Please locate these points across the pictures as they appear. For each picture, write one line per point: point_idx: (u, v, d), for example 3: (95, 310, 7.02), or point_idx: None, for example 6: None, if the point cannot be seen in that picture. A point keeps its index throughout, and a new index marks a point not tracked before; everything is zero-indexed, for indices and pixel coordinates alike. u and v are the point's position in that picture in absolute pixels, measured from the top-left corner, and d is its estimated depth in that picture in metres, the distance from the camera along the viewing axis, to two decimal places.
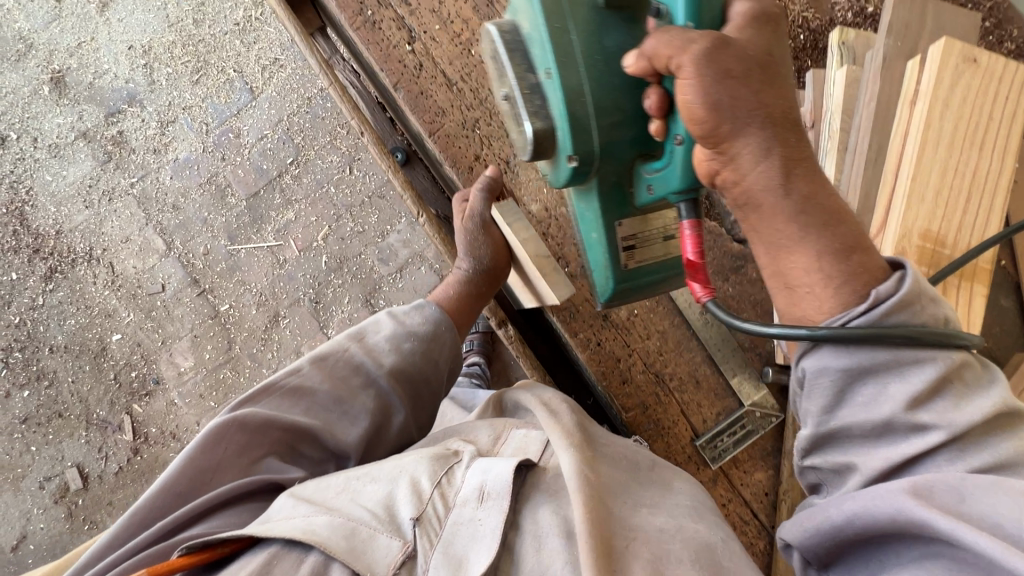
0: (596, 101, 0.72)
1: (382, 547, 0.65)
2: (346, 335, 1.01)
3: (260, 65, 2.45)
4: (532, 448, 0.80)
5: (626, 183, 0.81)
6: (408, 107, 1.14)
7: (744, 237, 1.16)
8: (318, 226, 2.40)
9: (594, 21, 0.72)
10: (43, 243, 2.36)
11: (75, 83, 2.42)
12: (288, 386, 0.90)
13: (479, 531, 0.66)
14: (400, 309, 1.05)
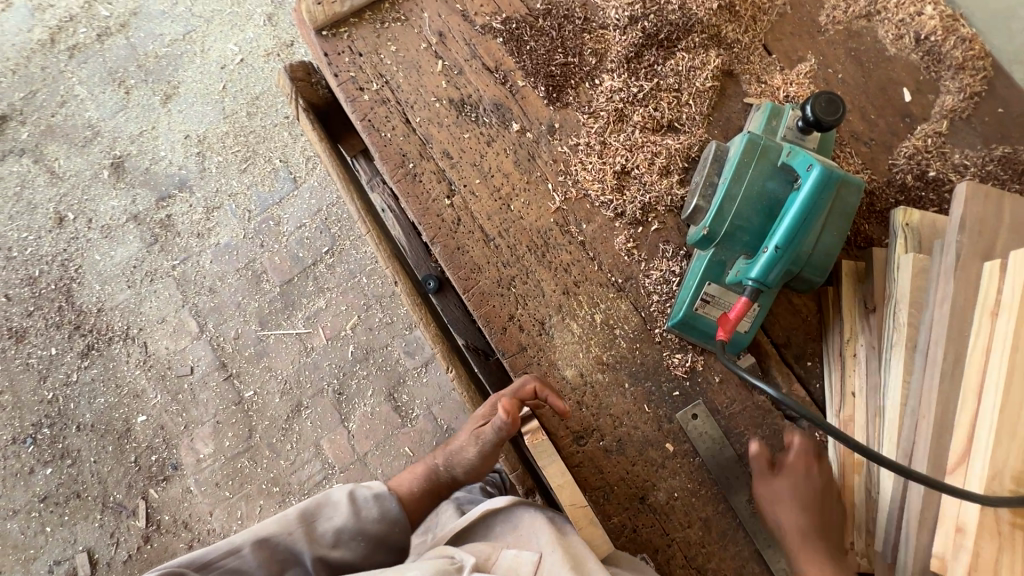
0: (742, 205, 0.97)
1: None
2: (295, 509, 0.95)
3: (305, 156, 2.54)
4: (524, 569, 0.81)
5: (727, 264, 1.01)
6: (444, 261, 1.12)
7: (797, 414, 1.07)
8: (348, 315, 2.40)
9: (770, 168, 0.98)
10: (84, 320, 2.42)
11: (132, 168, 2.55)
12: (223, 568, 0.84)
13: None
14: (361, 492, 1.01)
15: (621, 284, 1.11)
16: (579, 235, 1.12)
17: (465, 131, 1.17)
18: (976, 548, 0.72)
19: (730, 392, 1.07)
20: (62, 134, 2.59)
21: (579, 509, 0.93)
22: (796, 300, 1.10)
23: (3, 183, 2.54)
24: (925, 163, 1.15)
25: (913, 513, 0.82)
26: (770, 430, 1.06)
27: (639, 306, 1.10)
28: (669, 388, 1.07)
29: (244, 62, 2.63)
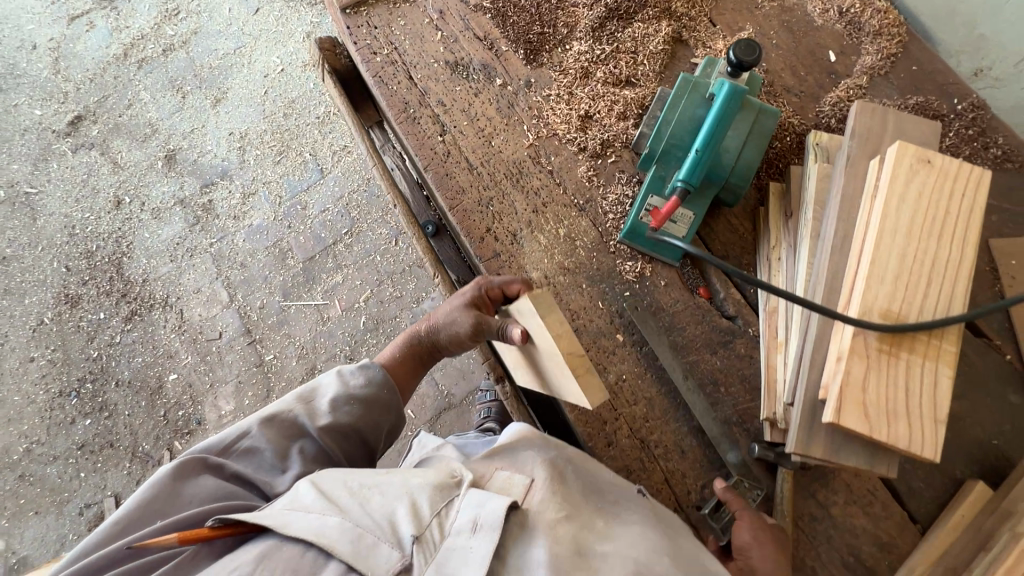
0: (677, 127, 1.18)
1: (382, 554, 0.84)
2: (294, 396, 1.13)
3: (332, 150, 2.86)
4: (516, 489, 0.95)
5: (666, 177, 1.20)
6: (435, 184, 1.35)
7: (733, 314, 1.22)
8: (362, 289, 2.62)
9: (699, 99, 1.19)
10: (131, 289, 2.71)
11: (183, 160, 2.91)
12: (242, 447, 1.03)
13: (469, 557, 0.83)
14: (347, 369, 1.19)
15: (582, 205, 1.31)
16: (548, 166, 1.34)
17: (457, 85, 1.42)
18: (847, 368, 0.86)
19: (674, 294, 1.24)
20: (126, 131, 2.98)
21: (577, 359, 0.99)
22: (733, 219, 1.27)
23: (74, 171, 2.93)
24: (848, 109, 1.33)
25: (807, 359, 0.95)
26: (708, 326, 1.21)
27: (597, 223, 1.30)
28: (621, 289, 1.25)
29: (285, 71, 3.01)
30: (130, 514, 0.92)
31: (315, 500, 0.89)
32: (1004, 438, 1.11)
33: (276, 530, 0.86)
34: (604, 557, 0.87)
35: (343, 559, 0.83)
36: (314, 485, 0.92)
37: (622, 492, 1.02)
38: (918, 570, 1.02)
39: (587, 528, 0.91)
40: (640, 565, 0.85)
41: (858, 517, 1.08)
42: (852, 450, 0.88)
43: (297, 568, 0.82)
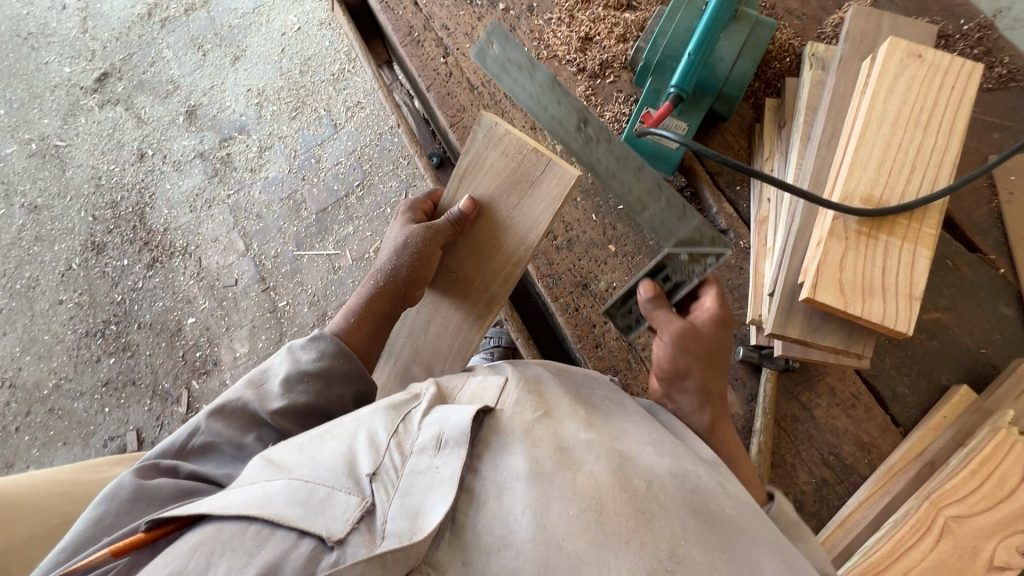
0: (672, 38, 1.21)
1: (339, 504, 0.65)
2: (245, 379, 0.94)
3: (345, 107, 2.79)
4: (488, 393, 0.83)
5: (660, 89, 1.22)
6: (437, 103, 1.39)
7: (725, 227, 1.24)
8: (373, 240, 2.61)
9: (695, 11, 1.21)
10: (153, 237, 2.76)
11: (203, 116, 2.91)
12: (196, 444, 0.86)
13: (437, 480, 0.68)
14: (298, 343, 0.97)
15: None
16: None
17: (461, 10, 1.45)
18: (826, 249, 0.88)
19: None
20: (148, 87, 2.98)
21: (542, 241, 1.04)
22: (729, 136, 1.28)
23: (99, 126, 2.94)
24: None
25: (788, 251, 0.98)
26: None
27: None
28: (614, 203, 1.27)
29: (302, 30, 2.95)
30: (78, 534, 0.74)
31: (260, 470, 0.70)
32: (992, 346, 1.12)
33: (213, 515, 0.64)
34: (588, 448, 0.73)
35: (293, 526, 0.61)
36: (262, 459, 0.73)
37: (602, 385, 0.94)
38: (896, 467, 1.04)
39: (564, 421, 0.78)
40: (623, 452, 0.74)
41: (840, 418, 1.11)
42: (826, 331, 0.91)
43: (239, 547, 0.59)
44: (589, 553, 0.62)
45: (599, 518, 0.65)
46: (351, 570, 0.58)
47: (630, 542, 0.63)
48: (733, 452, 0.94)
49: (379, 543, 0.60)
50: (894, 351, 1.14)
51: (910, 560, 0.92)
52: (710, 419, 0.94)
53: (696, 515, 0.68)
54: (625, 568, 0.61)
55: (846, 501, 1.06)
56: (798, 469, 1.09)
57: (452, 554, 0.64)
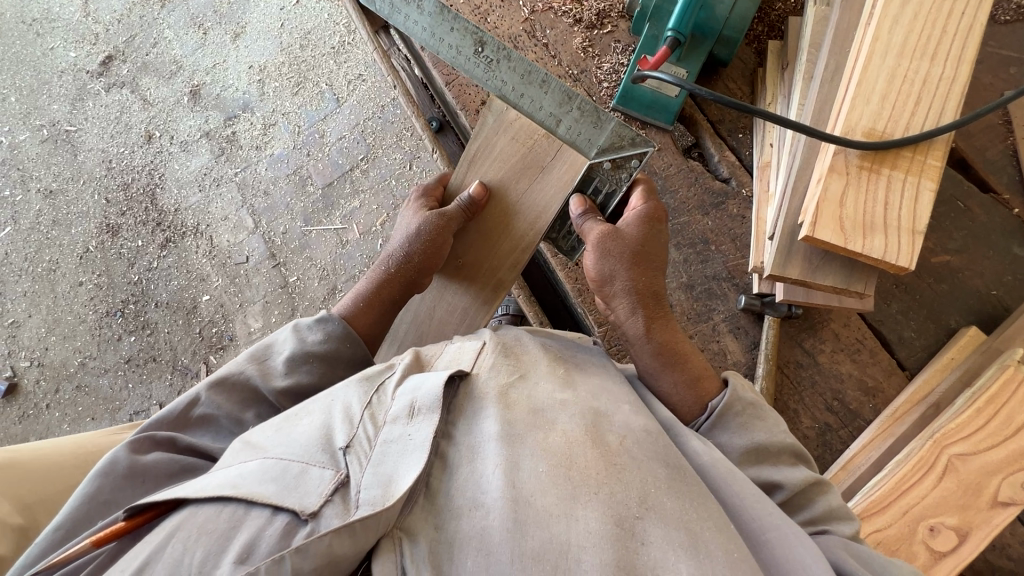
0: None
1: (313, 480, 0.66)
2: (247, 354, 0.95)
3: (347, 79, 2.60)
4: (465, 358, 0.85)
5: (658, 35, 1.19)
6: (432, 63, 1.37)
7: (728, 176, 1.22)
8: (378, 213, 2.45)
9: None
10: (165, 217, 2.62)
11: (207, 95, 2.72)
12: (197, 417, 0.89)
13: (409, 447, 0.69)
14: (305, 322, 0.98)
15: (575, 74, 1.32)
16: (543, 39, 1.33)
17: None
18: (826, 186, 0.86)
19: (668, 157, 1.24)
20: (153, 69, 2.78)
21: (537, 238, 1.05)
22: (731, 83, 1.26)
23: (107, 110, 2.77)
24: None
25: (790, 189, 0.96)
26: (701, 187, 1.21)
27: (592, 93, 1.31)
28: None
29: (302, 4, 2.72)
30: (73, 508, 0.75)
31: (240, 454, 0.72)
32: (1004, 288, 1.10)
33: (190, 499, 0.65)
34: (561, 408, 0.75)
35: (268, 503, 0.63)
36: (238, 446, 0.75)
37: (584, 348, 0.97)
38: (901, 410, 1.04)
39: (538, 382, 0.81)
40: (599, 413, 0.76)
41: (844, 364, 1.10)
42: (826, 272, 0.90)
43: (214, 529, 0.61)
44: (560, 504, 0.63)
45: (570, 473, 0.66)
46: (320, 541, 0.59)
47: (600, 494, 0.64)
48: (683, 348, 0.91)
49: (353, 512, 0.62)
50: (901, 296, 1.12)
51: (912, 498, 0.92)
52: (648, 317, 0.93)
53: (667, 471, 0.69)
54: (594, 518, 0.62)
55: (849, 445, 1.06)
56: (802, 415, 1.09)
57: (426, 520, 0.65)
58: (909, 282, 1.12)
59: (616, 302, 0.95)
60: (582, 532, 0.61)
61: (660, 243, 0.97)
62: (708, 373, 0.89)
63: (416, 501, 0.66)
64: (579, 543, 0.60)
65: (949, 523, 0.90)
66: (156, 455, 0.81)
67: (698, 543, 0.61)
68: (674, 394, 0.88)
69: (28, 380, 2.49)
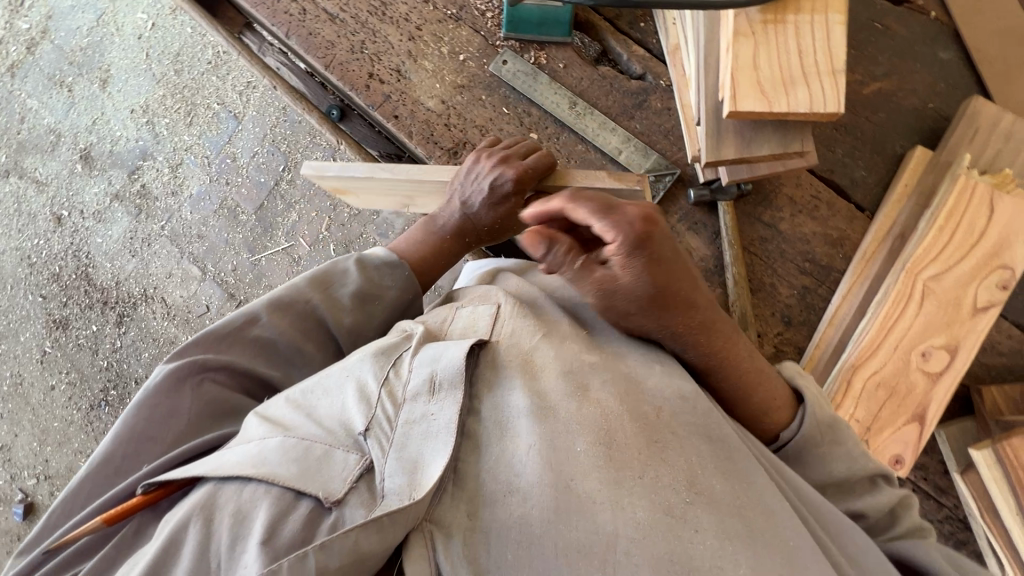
0: None
1: (337, 463, 0.62)
2: (306, 278, 0.88)
3: (238, 91, 2.39)
4: (481, 324, 0.74)
5: None
6: (304, 49, 1.25)
7: (642, 72, 1.16)
8: (320, 219, 2.26)
9: None
10: (108, 294, 2.47)
11: (99, 155, 2.52)
12: (256, 337, 0.82)
13: (433, 430, 0.63)
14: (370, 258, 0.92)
15: (454, 14, 1.21)
16: None
17: None
18: (736, 53, 0.81)
19: (576, 73, 1.17)
20: (33, 146, 2.57)
21: None
22: None
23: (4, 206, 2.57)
24: None
25: (704, 64, 0.90)
26: (619, 92, 1.15)
27: (477, 27, 1.20)
28: (522, 88, 1.17)
29: (158, 26, 2.47)
30: (124, 441, 0.74)
31: (259, 428, 0.67)
32: (938, 98, 1.08)
33: (209, 476, 0.62)
34: (593, 374, 0.66)
35: (288, 486, 0.59)
36: (258, 414, 0.70)
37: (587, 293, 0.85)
38: (870, 250, 1.03)
39: (562, 342, 0.71)
40: (632, 378, 0.67)
41: (806, 224, 1.08)
42: (760, 141, 0.87)
43: (232, 511, 0.59)
44: (604, 499, 0.57)
45: (611, 452, 0.60)
46: (344, 539, 0.55)
47: (651, 468, 0.59)
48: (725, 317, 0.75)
49: (379, 503, 0.58)
50: (844, 139, 1.09)
51: (898, 331, 0.93)
52: (664, 308, 0.68)
53: (710, 448, 0.62)
54: (641, 508, 0.56)
55: (831, 299, 1.06)
56: (779, 286, 1.08)
57: (456, 509, 0.59)
58: (847, 122, 1.09)
59: (622, 308, 0.68)
60: (630, 520, 0.56)
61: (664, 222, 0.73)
62: (779, 406, 0.73)
63: (444, 489, 0.60)
64: (627, 535, 0.55)
65: (938, 344, 0.92)
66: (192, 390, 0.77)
67: (751, 534, 0.56)
68: (752, 392, 0.72)
69: (41, 496, 2.43)
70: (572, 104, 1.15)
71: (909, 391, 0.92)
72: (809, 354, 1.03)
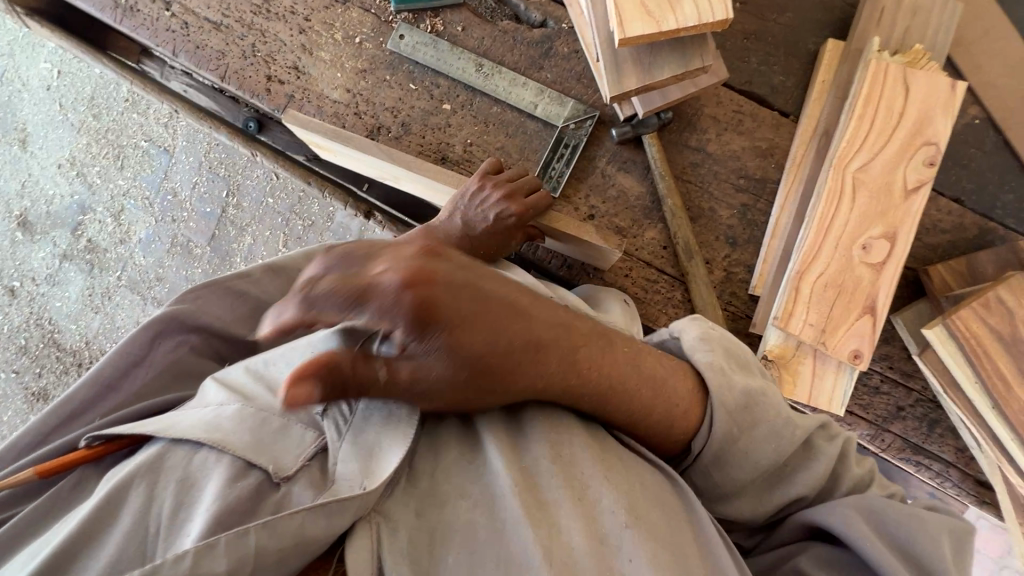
0: None
1: (294, 439, 0.67)
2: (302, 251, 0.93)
3: (162, 123, 2.28)
4: None
5: None
6: (195, 65, 1.19)
7: (544, 18, 1.12)
8: (275, 237, 2.18)
9: None
10: (81, 356, 2.41)
11: (36, 218, 2.43)
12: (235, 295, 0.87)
13: (393, 418, 0.68)
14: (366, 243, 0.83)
15: None
16: None
17: None
18: None
19: (477, 33, 1.12)
20: None
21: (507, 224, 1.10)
22: None
23: None
24: None
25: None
26: (524, 44, 1.11)
27: (367, 5, 1.15)
28: (423, 60, 1.12)
29: (63, 73, 2.35)
30: (84, 387, 0.79)
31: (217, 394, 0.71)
32: None
33: (160, 435, 0.65)
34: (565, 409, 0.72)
35: (240, 456, 0.62)
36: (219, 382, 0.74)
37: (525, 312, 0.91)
38: (799, 154, 1.02)
39: None
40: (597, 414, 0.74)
41: (734, 140, 1.06)
42: (661, 65, 0.84)
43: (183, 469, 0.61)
44: (540, 521, 0.60)
45: (569, 478, 0.64)
46: (290, 520, 0.57)
47: (594, 486, 0.64)
48: (587, 335, 0.72)
49: (329, 485, 0.62)
50: (756, 46, 1.06)
51: (836, 228, 0.92)
52: (512, 377, 0.67)
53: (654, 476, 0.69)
54: (578, 525, 0.61)
55: (771, 211, 1.04)
56: (719, 209, 1.06)
57: (406, 507, 0.63)
58: (758, 28, 1.06)
59: (450, 395, 0.66)
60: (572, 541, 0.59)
61: (449, 261, 0.67)
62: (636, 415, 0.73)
63: None
64: (562, 549, 0.59)
65: (876, 234, 0.91)
66: (168, 345, 0.83)
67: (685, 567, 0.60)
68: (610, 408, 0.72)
69: None
70: (479, 66, 1.11)
71: (856, 285, 0.91)
72: (759, 271, 1.03)
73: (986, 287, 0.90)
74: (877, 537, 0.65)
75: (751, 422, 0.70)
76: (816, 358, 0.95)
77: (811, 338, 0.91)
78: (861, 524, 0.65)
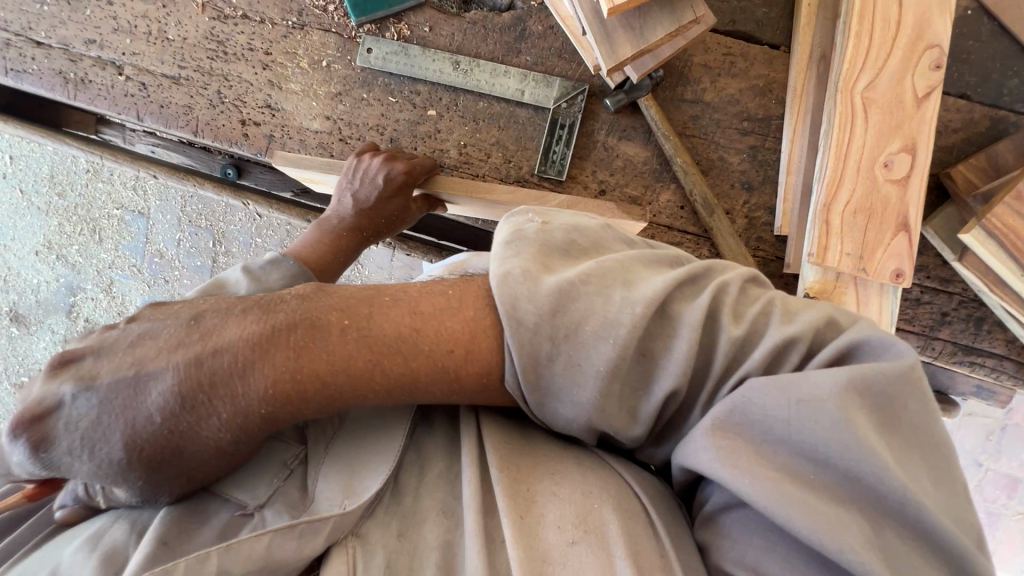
0: None
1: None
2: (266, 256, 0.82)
3: (131, 186, 2.16)
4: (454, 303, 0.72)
5: None
6: (162, 124, 1.14)
7: (510, 1, 1.07)
8: None
9: None
10: None
11: (28, 308, 2.36)
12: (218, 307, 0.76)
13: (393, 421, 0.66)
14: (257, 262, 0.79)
15: (296, 21, 1.10)
16: (237, 12, 1.11)
17: (88, 10, 1.13)
18: None
19: (446, 30, 1.08)
20: None
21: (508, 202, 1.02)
22: None
23: None
24: None
25: None
26: (496, 31, 1.07)
27: (325, 25, 1.10)
28: (398, 71, 1.08)
29: (18, 156, 2.23)
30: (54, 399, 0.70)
31: None
32: None
33: None
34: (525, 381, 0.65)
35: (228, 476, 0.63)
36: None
37: None
38: (799, 85, 0.99)
39: None
40: None
41: (730, 85, 1.04)
42: (653, 27, 0.81)
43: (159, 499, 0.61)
44: (497, 549, 0.57)
45: (523, 489, 0.60)
46: (258, 542, 0.57)
47: (547, 503, 0.60)
48: (288, 329, 0.58)
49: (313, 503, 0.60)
50: None
51: (855, 151, 0.90)
52: (232, 441, 0.59)
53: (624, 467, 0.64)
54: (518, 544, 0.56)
55: (780, 148, 1.02)
56: (728, 158, 1.04)
57: (387, 528, 0.60)
58: None
59: (165, 442, 0.58)
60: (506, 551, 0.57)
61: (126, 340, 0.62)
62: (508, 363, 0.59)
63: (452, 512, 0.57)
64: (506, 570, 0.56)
65: (896, 149, 0.90)
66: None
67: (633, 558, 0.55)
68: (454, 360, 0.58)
69: None
70: (455, 63, 1.07)
71: (885, 206, 0.90)
72: (782, 211, 1.01)
73: (1009, 179, 0.89)
74: (758, 458, 0.50)
75: (572, 333, 0.54)
76: (857, 285, 0.94)
77: (850, 267, 0.91)
78: (730, 447, 0.50)
